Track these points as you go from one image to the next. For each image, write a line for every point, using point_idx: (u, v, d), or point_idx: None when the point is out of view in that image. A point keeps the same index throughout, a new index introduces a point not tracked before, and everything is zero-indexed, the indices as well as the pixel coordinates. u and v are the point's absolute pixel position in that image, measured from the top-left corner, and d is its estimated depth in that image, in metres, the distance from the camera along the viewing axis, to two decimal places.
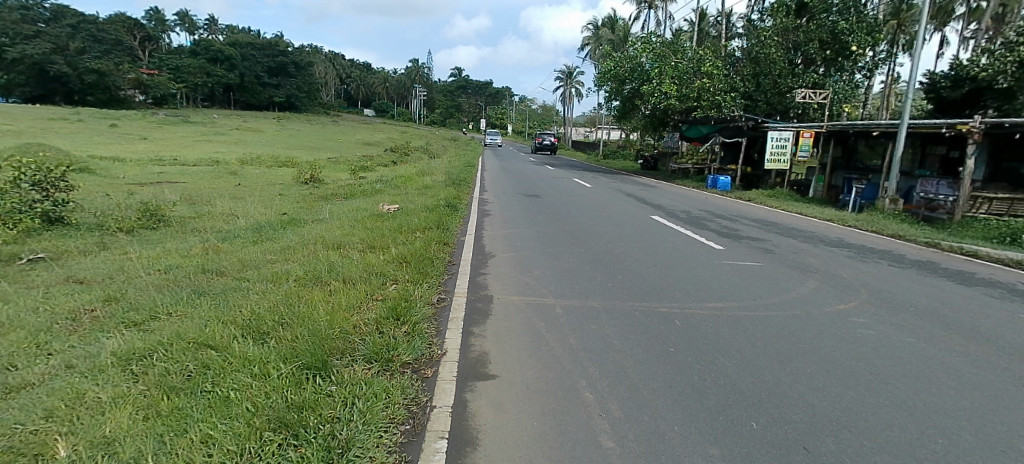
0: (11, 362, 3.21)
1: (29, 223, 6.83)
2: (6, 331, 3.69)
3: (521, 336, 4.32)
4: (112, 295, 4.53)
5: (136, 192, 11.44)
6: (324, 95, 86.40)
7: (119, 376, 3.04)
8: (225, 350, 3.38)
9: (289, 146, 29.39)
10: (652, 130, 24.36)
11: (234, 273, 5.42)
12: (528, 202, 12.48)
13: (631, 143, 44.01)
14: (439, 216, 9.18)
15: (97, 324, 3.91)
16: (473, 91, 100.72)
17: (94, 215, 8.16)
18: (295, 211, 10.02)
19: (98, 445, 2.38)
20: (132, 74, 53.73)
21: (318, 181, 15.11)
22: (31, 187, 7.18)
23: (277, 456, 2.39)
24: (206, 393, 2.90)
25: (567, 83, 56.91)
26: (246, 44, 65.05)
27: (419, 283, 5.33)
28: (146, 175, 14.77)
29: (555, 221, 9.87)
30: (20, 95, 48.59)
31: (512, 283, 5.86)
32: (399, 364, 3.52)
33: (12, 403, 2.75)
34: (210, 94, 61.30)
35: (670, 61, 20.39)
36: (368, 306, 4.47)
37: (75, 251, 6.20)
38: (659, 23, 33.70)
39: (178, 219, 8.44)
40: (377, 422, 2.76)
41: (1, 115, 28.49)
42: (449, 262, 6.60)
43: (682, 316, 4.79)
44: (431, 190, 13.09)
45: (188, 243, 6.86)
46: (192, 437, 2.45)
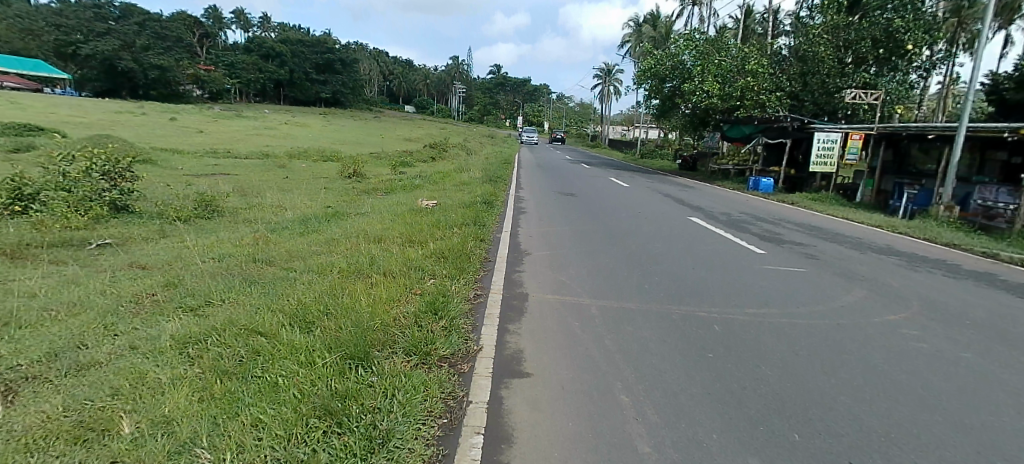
0: (82, 342, 3.41)
1: (98, 210, 7.20)
2: (77, 312, 3.92)
3: (557, 335, 4.32)
4: (171, 281, 4.76)
5: (193, 183, 11.99)
6: (367, 92, 88.08)
7: (176, 359, 3.20)
8: (274, 337, 3.51)
9: (333, 141, 30.06)
10: (692, 130, 23.91)
11: (281, 264, 5.60)
12: (564, 201, 12.41)
13: (671, 144, 43.42)
14: (476, 213, 9.25)
15: (158, 307, 4.12)
16: (511, 89, 101.28)
17: (155, 204, 8.55)
18: (339, 204, 10.31)
19: (159, 424, 2.51)
20: (192, 70, 56.60)
21: (360, 176, 15.41)
22: (100, 176, 7.63)
23: (323, 442, 2.46)
24: (256, 377, 3.01)
25: (606, 80, 56.30)
26: (295, 41, 66.91)
27: (455, 278, 5.38)
28: (202, 167, 15.44)
29: (593, 220, 9.79)
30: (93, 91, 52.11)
31: (547, 282, 5.84)
32: (436, 358, 3.57)
33: (82, 380, 2.92)
34: (261, 90, 63.65)
35: (714, 59, 19.96)
36: (407, 299, 4.55)
37: (137, 237, 6.53)
38: (703, 19, 32.97)
39: (231, 210, 8.77)
40: (416, 415, 2.81)
41: (76, 108, 30.52)
42: (485, 257, 6.64)
43: (722, 320, 4.68)
44: (468, 186, 13.17)
45: (239, 233, 7.11)
46: (241, 420, 2.56)
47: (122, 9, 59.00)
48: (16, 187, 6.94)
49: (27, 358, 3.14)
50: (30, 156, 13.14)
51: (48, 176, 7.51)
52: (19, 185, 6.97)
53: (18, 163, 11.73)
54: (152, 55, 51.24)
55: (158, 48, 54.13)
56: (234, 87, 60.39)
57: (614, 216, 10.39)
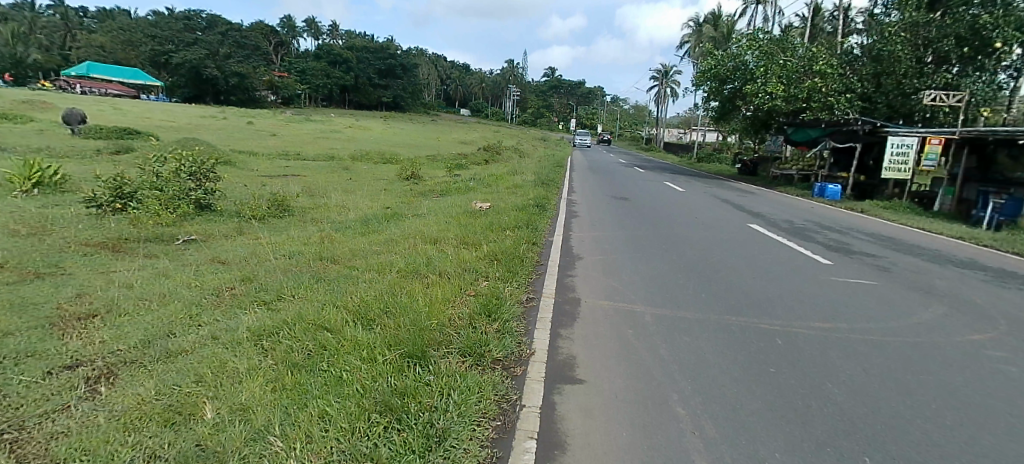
0: (171, 330, 3.69)
1: (185, 209, 7.71)
2: (166, 303, 4.23)
3: (610, 342, 4.28)
4: (248, 276, 5.05)
5: (266, 184, 12.70)
6: (426, 96, 90.36)
7: (252, 350, 3.40)
8: (338, 333, 3.66)
9: (392, 144, 30.94)
10: (753, 132, 23.00)
11: (344, 262, 5.84)
12: (616, 205, 12.25)
13: (730, 148, 42.02)
14: (529, 216, 9.30)
15: (236, 300, 4.40)
16: (566, 91, 101.03)
17: (234, 203, 9.08)
18: (398, 205, 10.62)
19: (236, 411, 2.68)
20: (267, 76, 60.03)
21: (417, 177, 15.79)
22: (188, 176, 8.19)
23: (383, 437, 2.55)
24: (323, 371, 3.16)
25: (662, 82, 55.13)
26: (361, 48, 69.48)
27: (508, 281, 5.43)
28: (274, 168, 16.30)
29: (647, 226, 9.60)
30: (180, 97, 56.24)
31: (599, 288, 5.79)
32: (490, 360, 3.62)
33: (171, 366, 3.16)
34: (328, 95, 66.59)
35: (778, 59, 19.19)
36: (461, 300, 4.63)
37: (218, 234, 6.97)
38: (767, 18, 31.74)
39: (300, 210, 9.19)
40: (471, 415, 2.86)
41: (165, 113, 32.99)
42: (537, 261, 6.65)
43: (784, 334, 4.50)
44: (521, 189, 13.23)
45: (307, 232, 7.47)
46: (309, 412, 2.68)
47: (208, 20, 63.31)
48: (118, 186, 7.61)
49: (125, 343, 3.44)
50: (127, 158, 14.33)
51: (144, 176, 8.16)
52: (120, 185, 7.62)
53: (116, 163, 12.81)
54: (233, 63, 54.81)
55: (237, 56, 57.58)
56: (304, 93, 63.69)
57: (670, 221, 10.17)
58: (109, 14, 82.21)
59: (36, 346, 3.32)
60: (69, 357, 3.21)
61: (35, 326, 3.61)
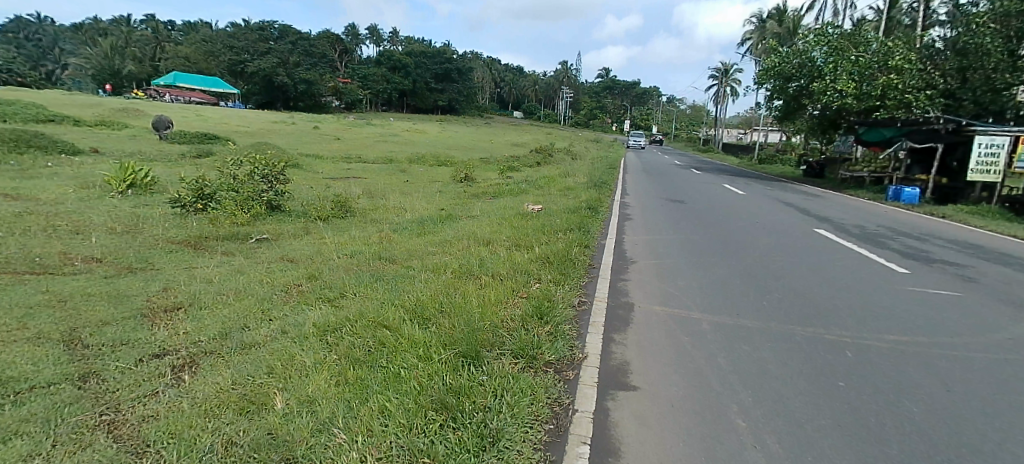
0: (246, 323, 3.93)
1: (258, 209, 8.17)
2: (241, 297, 4.51)
3: (666, 349, 4.19)
4: (314, 274, 5.30)
5: (331, 185, 13.29)
6: (480, 99, 91.55)
7: (317, 344, 3.57)
8: (396, 331, 3.77)
9: (447, 146, 31.58)
10: (820, 133, 21.89)
11: (402, 262, 6.01)
12: (672, 208, 11.96)
13: (795, 148, 40.08)
14: (581, 218, 9.24)
15: (302, 296, 4.62)
16: (620, 92, 99.62)
17: (301, 204, 9.53)
18: (452, 207, 10.81)
19: (303, 402, 2.82)
20: (331, 82, 62.73)
21: (470, 180, 16.01)
22: (261, 178, 8.67)
23: (439, 435, 2.61)
24: (382, 367, 3.26)
25: (722, 81, 53.35)
26: (418, 52, 71.24)
27: (560, 284, 5.42)
28: (338, 171, 17.03)
29: (704, 230, 9.31)
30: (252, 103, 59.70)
31: (654, 293, 5.67)
32: (542, 363, 3.62)
33: (245, 358, 3.36)
34: (387, 99, 68.68)
35: (849, 55, 18.20)
36: (514, 302, 4.66)
37: (287, 233, 7.35)
38: (837, 11, 30.12)
39: (360, 211, 9.54)
40: (523, 417, 2.88)
41: (240, 119, 35.16)
42: (589, 264, 6.59)
43: (854, 346, 4.26)
44: (573, 191, 13.17)
45: (367, 232, 7.74)
46: (370, 406, 2.78)
47: (279, 30, 66.93)
48: (199, 187, 8.19)
49: (205, 335, 3.69)
50: (207, 161, 15.35)
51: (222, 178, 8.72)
52: (202, 186, 8.19)
53: (198, 165, 13.75)
54: (301, 70, 57.77)
55: (304, 63, 60.52)
56: (365, 98, 66.06)
57: (729, 225, 9.84)
58: (192, 26, 88.34)
59: (129, 335, 3.61)
60: (157, 346, 3.48)
61: (128, 316, 3.94)
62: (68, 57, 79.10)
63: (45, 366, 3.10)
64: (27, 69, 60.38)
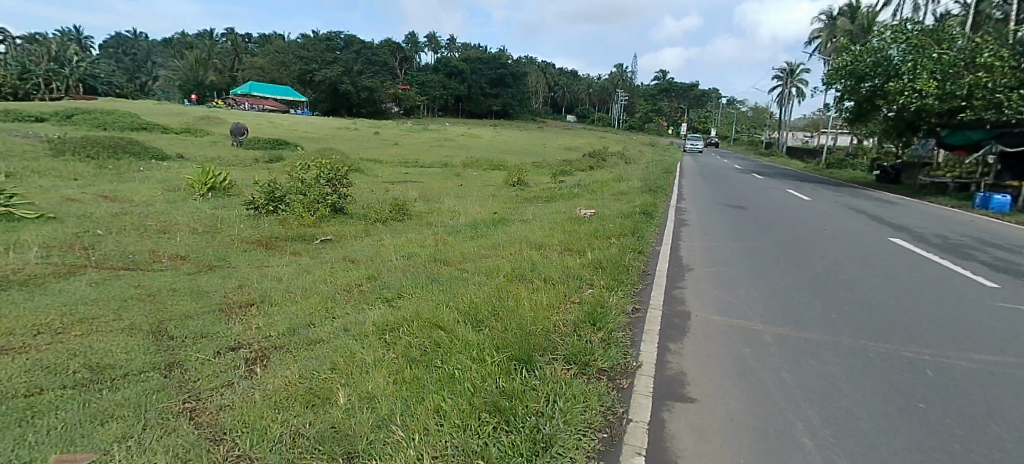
0: (311, 320, 4.13)
1: (323, 211, 8.53)
2: (307, 295, 4.74)
3: (725, 360, 4.06)
4: (373, 274, 5.50)
5: (389, 189, 13.71)
6: (534, 104, 91.87)
7: (377, 343, 3.70)
8: (451, 332, 3.84)
9: (501, 151, 31.86)
10: (896, 136, 20.55)
11: (456, 264, 6.12)
12: (731, 214, 11.56)
13: (867, 152, 37.73)
14: (635, 223, 9.09)
15: (363, 296, 4.80)
16: (678, 95, 97.31)
17: (361, 207, 9.87)
18: (505, 210, 10.91)
19: (364, 398, 2.93)
20: (390, 89, 64.81)
21: (523, 184, 16.06)
22: (326, 182, 9.05)
23: (493, 437, 2.64)
24: (438, 367, 3.34)
25: (787, 81, 51.02)
26: (474, 58, 72.44)
27: (613, 290, 5.35)
28: (396, 175, 17.54)
29: (767, 237, 8.94)
30: (316, 109, 62.52)
31: (712, 302, 5.50)
32: (595, 370, 3.59)
33: (310, 353, 3.53)
34: (443, 104, 70.12)
35: (931, 52, 17.00)
36: (566, 307, 4.64)
37: (349, 235, 7.64)
38: (917, 6, 28.19)
39: (417, 214, 9.78)
40: (577, 424, 2.86)
41: (306, 125, 36.92)
42: (644, 270, 6.47)
43: (935, 365, 3.97)
44: (627, 196, 12.96)
45: (422, 235, 7.92)
46: (426, 405, 2.85)
47: (343, 39, 69.83)
48: (270, 191, 8.67)
49: (275, 330, 3.90)
50: (278, 165, 16.24)
51: (292, 182, 9.18)
52: (273, 189, 8.66)
53: (269, 170, 14.58)
54: (363, 78, 60.08)
55: (366, 72, 62.89)
56: (422, 103, 67.75)
57: (794, 232, 9.40)
58: (267, 38, 93.84)
59: (208, 328, 3.88)
60: (233, 339, 3.71)
61: (207, 311, 4.23)
62: (158, 69, 85.94)
63: (136, 355, 3.38)
64: (123, 81, 66.12)
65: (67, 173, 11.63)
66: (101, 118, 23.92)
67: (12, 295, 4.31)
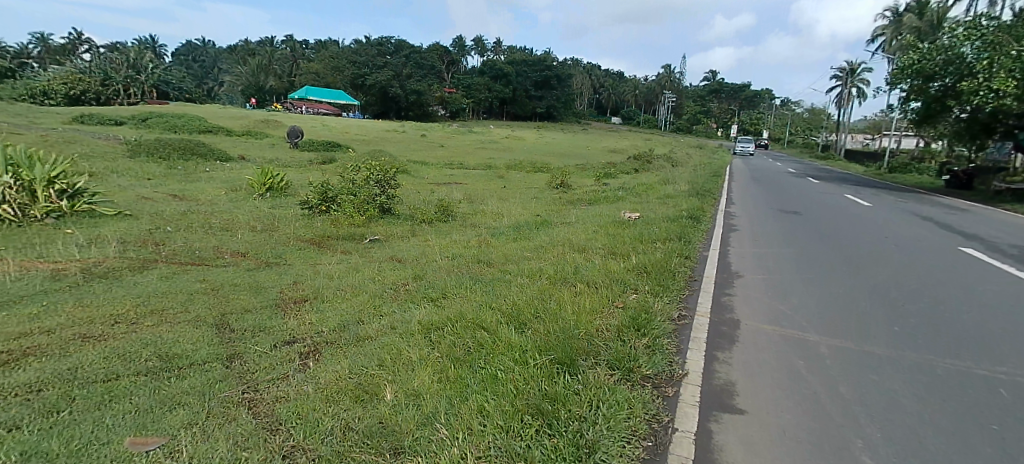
0: (360, 318, 4.25)
1: (371, 211, 8.75)
2: (356, 293, 4.89)
3: (776, 371, 3.92)
4: (419, 274, 5.61)
5: (434, 190, 13.96)
6: (579, 106, 91.40)
7: (422, 341, 3.78)
8: (493, 333, 3.87)
9: (545, 153, 31.86)
10: (968, 138, 19.28)
11: (498, 265, 6.17)
12: (784, 219, 11.14)
13: (935, 156, 35.52)
14: (681, 227, 8.89)
15: (409, 295, 4.91)
16: (728, 96, 94.59)
17: (408, 208, 10.07)
18: (548, 213, 10.90)
19: (410, 395, 3.00)
20: (437, 92, 65.94)
21: (566, 186, 16.00)
22: (376, 183, 9.25)
23: (536, 440, 2.65)
24: (481, 368, 3.37)
25: (846, 81, 48.71)
26: (520, 61, 72.77)
27: (659, 295, 5.26)
28: (442, 176, 17.84)
29: (822, 244, 8.57)
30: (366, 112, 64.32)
31: (763, 310, 5.32)
32: (639, 377, 3.53)
33: (359, 349, 3.64)
34: (488, 107, 70.76)
35: (1009, 49, 15.67)
36: (609, 311, 4.59)
37: (396, 235, 7.82)
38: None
39: (461, 215, 9.90)
40: (620, 431, 2.82)
41: (357, 128, 38.09)
42: (690, 276, 6.32)
43: (1010, 384, 3.70)
44: (673, 200, 12.71)
45: (466, 236, 8.01)
46: (469, 405, 2.88)
47: (394, 44, 71.59)
48: (323, 191, 8.97)
49: (327, 326, 4.04)
50: (331, 167, 16.83)
51: (343, 182, 9.47)
52: (325, 189, 8.96)
53: (323, 171, 15.11)
54: (411, 81, 61.43)
55: (414, 76, 64.29)
56: (468, 106, 68.59)
57: (852, 239, 8.96)
58: (322, 44, 97.50)
59: (265, 322, 4.06)
60: (288, 334, 3.88)
61: (265, 305, 4.43)
62: (223, 75, 90.75)
63: (201, 345, 3.58)
64: (192, 86, 70.19)
65: (142, 173, 12.46)
66: (172, 121, 25.50)
67: (93, 286, 4.65)
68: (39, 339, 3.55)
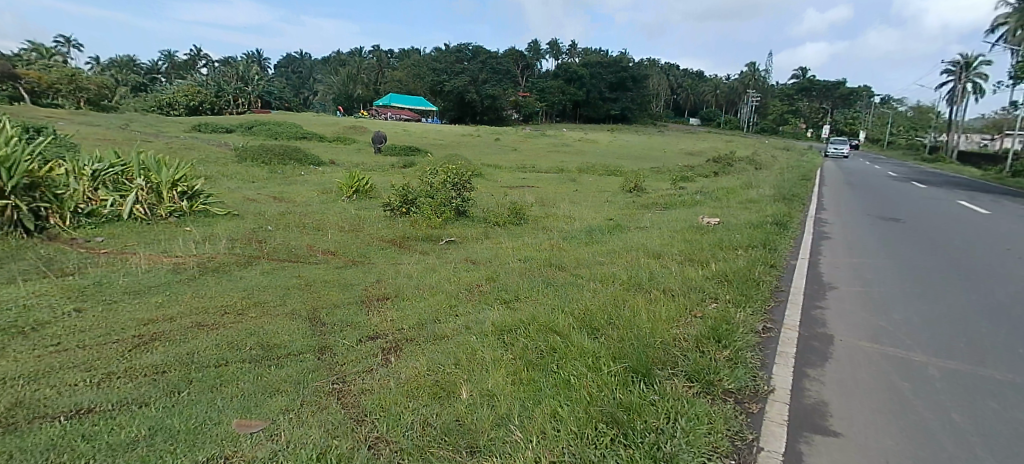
0: (437, 316, 4.40)
1: (448, 214, 9.01)
2: (434, 292, 5.06)
3: (876, 393, 3.62)
4: (492, 276, 5.71)
5: (508, 193, 14.14)
6: (656, 108, 89.09)
7: (496, 343, 3.84)
8: (566, 338, 3.86)
9: (619, 156, 31.31)
10: None
11: (571, 270, 6.15)
12: (884, 227, 10.25)
13: None
14: (765, 234, 8.43)
15: (483, 296, 5.01)
16: (819, 94, 88.48)
17: (482, 210, 10.26)
18: (621, 217, 10.72)
19: (485, 396, 3.06)
20: (512, 96, 66.72)
21: (641, 189, 15.63)
22: (452, 186, 9.49)
23: (611, 449, 2.62)
24: (554, 373, 3.37)
25: (959, 76, 43.99)
26: (595, 63, 72.07)
27: (740, 305, 5.01)
28: (515, 179, 18.03)
29: (930, 255, 7.80)
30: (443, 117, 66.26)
31: (859, 326, 4.93)
32: (720, 390, 3.39)
33: (437, 347, 3.76)
34: (562, 110, 70.60)
35: None
36: (686, 321, 4.44)
37: (471, 237, 8.01)
38: None
39: (534, 218, 9.95)
40: (701, 446, 2.72)
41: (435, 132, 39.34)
42: (776, 286, 5.97)
43: None
44: (756, 205, 12.07)
45: (539, 239, 8.05)
46: (543, 409, 2.90)
47: (472, 49, 73.28)
48: (404, 194, 9.35)
49: (406, 323, 4.22)
50: (410, 170, 17.53)
51: (422, 185, 9.81)
52: (406, 192, 9.33)
53: (403, 175, 15.76)
54: (487, 86, 62.58)
55: (490, 81, 65.51)
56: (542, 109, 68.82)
57: (965, 250, 8.09)
58: (404, 52, 101.79)
59: (351, 317, 4.30)
60: (372, 329, 4.08)
61: (351, 302, 4.70)
62: (316, 84, 97.15)
63: (296, 337, 3.85)
64: (288, 95, 75.72)
65: (245, 176, 13.62)
66: (270, 129, 27.68)
67: (206, 279, 5.15)
68: (163, 325, 3.97)
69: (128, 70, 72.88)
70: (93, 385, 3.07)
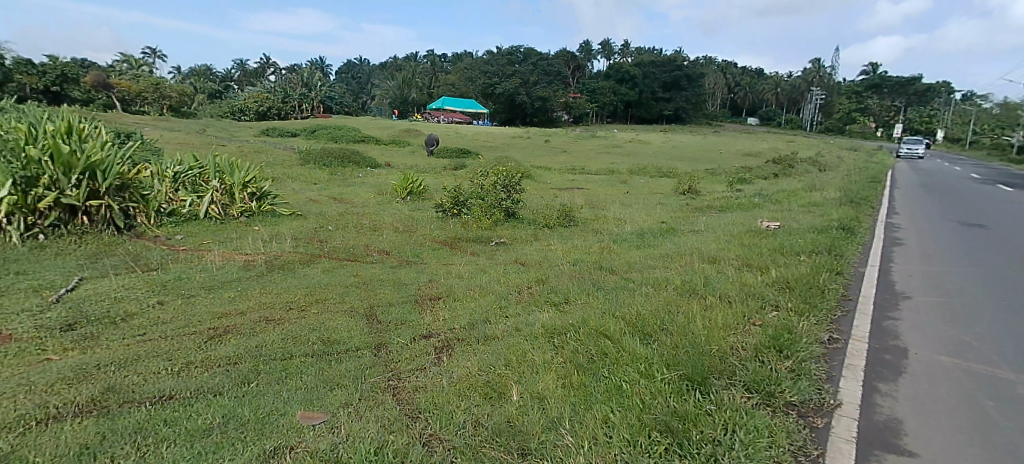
0: (487, 317, 4.44)
1: (498, 216, 9.07)
2: (484, 293, 5.11)
3: (957, 412, 3.37)
4: (542, 278, 5.71)
5: (558, 195, 14.09)
6: (712, 107, 86.40)
7: (547, 345, 3.84)
8: (617, 342, 3.81)
9: (673, 157, 30.54)
10: None
11: (622, 273, 6.07)
12: (965, 233, 9.51)
13: None
14: (830, 239, 8.01)
15: (533, 298, 5.02)
16: (891, 91, 83.20)
17: (532, 212, 10.27)
18: (675, 220, 10.46)
19: (536, 398, 3.07)
20: (563, 97, 66.44)
21: (695, 192, 15.18)
22: (502, 188, 9.55)
23: (664, 458, 2.56)
24: (605, 377, 3.33)
25: None
26: (649, 63, 70.70)
27: (803, 314, 4.78)
28: (565, 181, 17.95)
29: (1017, 264, 7.19)
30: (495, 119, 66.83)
31: (937, 339, 4.60)
32: (781, 403, 3.25)
33: (488, 348, 3.80)
34: (614, 111, 69.69)
35: None
36: (744, 329, 4.28)
37: (521, 239, 8.03)
38: None
39: (584, 221, 9.87)
40: (761, 460, 2.62)
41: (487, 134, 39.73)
42: (843, 294, 5.65)
43: None
44: (819, 208, 11.49)
45: (589, 242, 7.98)
46: (594, 414, 2.87)
47: (524, 52, 73.49)
48: (455, 195, 9.48)
49: (457, 324, 4.28)
50: (462, 172, 17.77)
51: (473, 187, 9.92)
52: (457, 194, 9.47)
53: (454, 177, 16.01)
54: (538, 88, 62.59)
55: (541, 82, 65.51)
56: (593, 109, 68.15)
57: None
58: (457, 56, 103.42)
59: (406, 316, 4.41)
60: (425, 328, 4.17)
61: (405, 301, 4.81)
62: (372, 88, 100.26)
63: (354, 334, 3.99)
64: (347, 100, 78.50)
65: (306, 178, 14.23)
66: (329, 132, 28.79)
67: (271, 276, 5.42)
68: (235, 318, 4.22)
69: (202, 77, 77.77)
70: (174, 373, 3.30)
